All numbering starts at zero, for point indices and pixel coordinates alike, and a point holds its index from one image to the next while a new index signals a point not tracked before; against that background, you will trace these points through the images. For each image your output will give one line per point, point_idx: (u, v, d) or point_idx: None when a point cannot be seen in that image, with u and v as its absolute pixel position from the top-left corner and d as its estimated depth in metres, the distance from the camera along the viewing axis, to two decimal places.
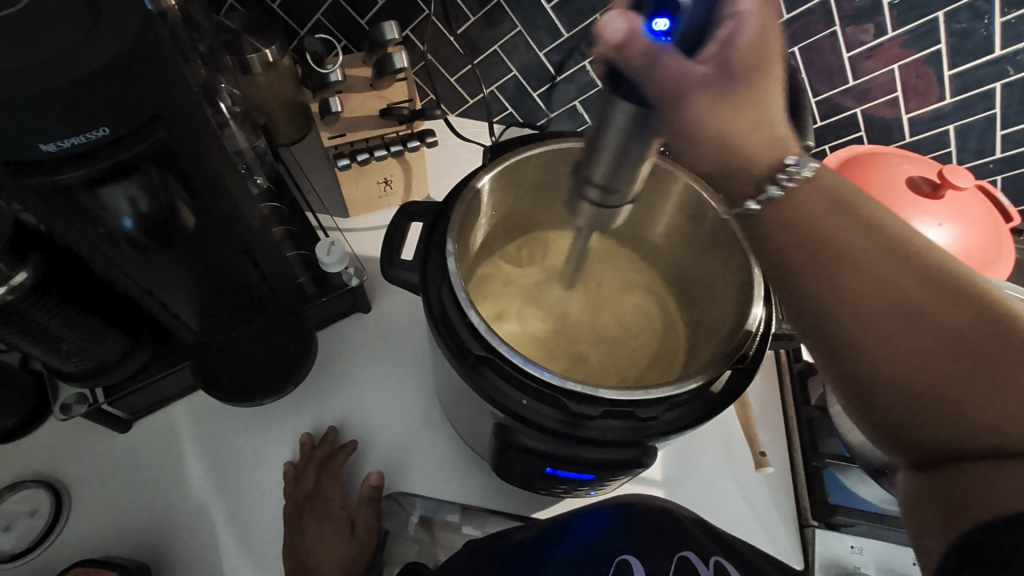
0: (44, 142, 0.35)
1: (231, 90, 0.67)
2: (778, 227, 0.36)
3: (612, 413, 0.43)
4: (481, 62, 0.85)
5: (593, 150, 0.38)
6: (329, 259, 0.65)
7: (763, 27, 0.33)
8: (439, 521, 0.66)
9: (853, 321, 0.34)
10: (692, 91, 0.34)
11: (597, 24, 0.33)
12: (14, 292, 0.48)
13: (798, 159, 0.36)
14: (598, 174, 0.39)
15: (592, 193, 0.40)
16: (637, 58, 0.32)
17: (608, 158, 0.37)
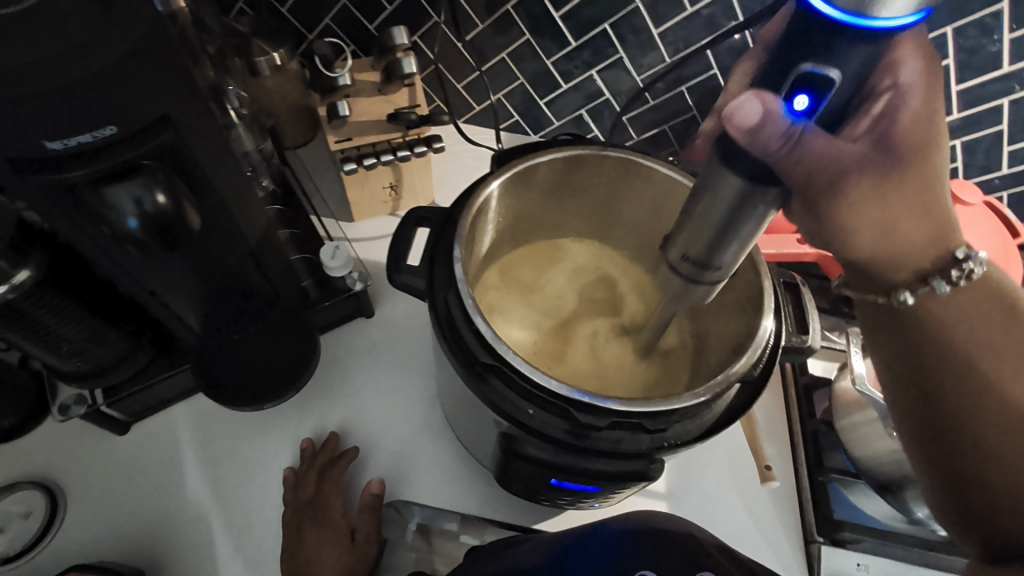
0: (50, 140, 0.36)
1: (239, 93, 0.68)
2: (923, 320, 0.40)
3: (621, 424, 0.42)
4: (489, 69, 0.86)
5: (698, 224, 0.40)
6: (334, 263, 0.65)
7: (924, 102, 0.36)
8: (438, 528, 0.65)
9: (974, 412, 0.39)
10: (858, 174, 0.37)
11: (729, 105, 0.34)
12: (15, 291, 0.47)
13: (970, 253, 0.39)
14: (693, 246, 0.42)
15: (685, 266, 0.44)
16: (774, 142, 0.33)
17: (708, 234, 0.40)
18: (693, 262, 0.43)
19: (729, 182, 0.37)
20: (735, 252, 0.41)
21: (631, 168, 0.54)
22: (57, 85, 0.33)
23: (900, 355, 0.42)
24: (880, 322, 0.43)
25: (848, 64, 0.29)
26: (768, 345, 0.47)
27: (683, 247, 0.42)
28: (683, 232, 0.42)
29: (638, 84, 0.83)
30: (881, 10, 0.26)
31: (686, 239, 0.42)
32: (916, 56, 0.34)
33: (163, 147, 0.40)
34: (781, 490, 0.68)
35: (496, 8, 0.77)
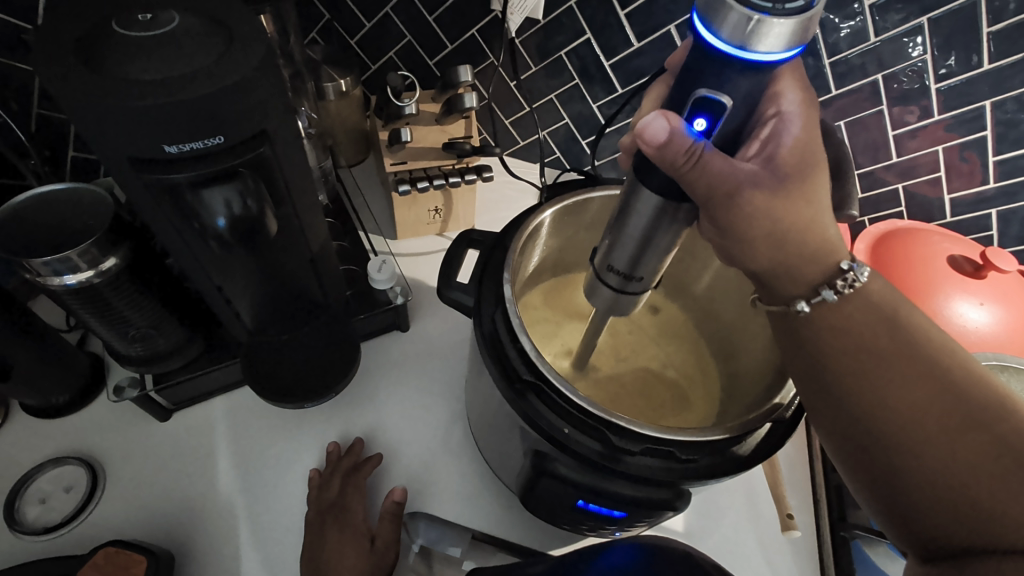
0: (169, 144, 0.40)
1: (309, 113, 0.74)
2: (826, 330, 0.41)
3: (655, 451, 0.44)
4: (537, 107, 0.91)
5: (619, 238, 0.43)
6: (379, 276, 0.69)
7: (808, 130, 0.40)
8: (441, 553, 0.64)
9: (880, 414, 0.39)
10: (744, 186, 0.38)
11: (638, 122, 0.36)
12: (101, 275, 0.52)
13: (853, 264, 0.41)
14: (617, 258, 0.45)
15: (614, 279, 0.46)
16: (680, 157, 0.36)
17: (625, 246, 0.43)
18: (618, 273, 0.46)
19: (650, 201, 0.40)
20: (653, 265, 0.44)
21: None
22: (183, 99, 0.38)
23: (805, 366, 0.42)
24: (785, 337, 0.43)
25: (737, 90, 0.33)
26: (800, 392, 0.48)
27: (610, 258, 0.45)
28: (609, 246, 0.45)
29: None
30: (758, 45, 0.29)
31: (613, 253, 0.45)
32: (795, 89, 0.40)
33: (257, 159, 0.45)
34: (803, 542, 0.68)
35: (550, 54, 0.83)
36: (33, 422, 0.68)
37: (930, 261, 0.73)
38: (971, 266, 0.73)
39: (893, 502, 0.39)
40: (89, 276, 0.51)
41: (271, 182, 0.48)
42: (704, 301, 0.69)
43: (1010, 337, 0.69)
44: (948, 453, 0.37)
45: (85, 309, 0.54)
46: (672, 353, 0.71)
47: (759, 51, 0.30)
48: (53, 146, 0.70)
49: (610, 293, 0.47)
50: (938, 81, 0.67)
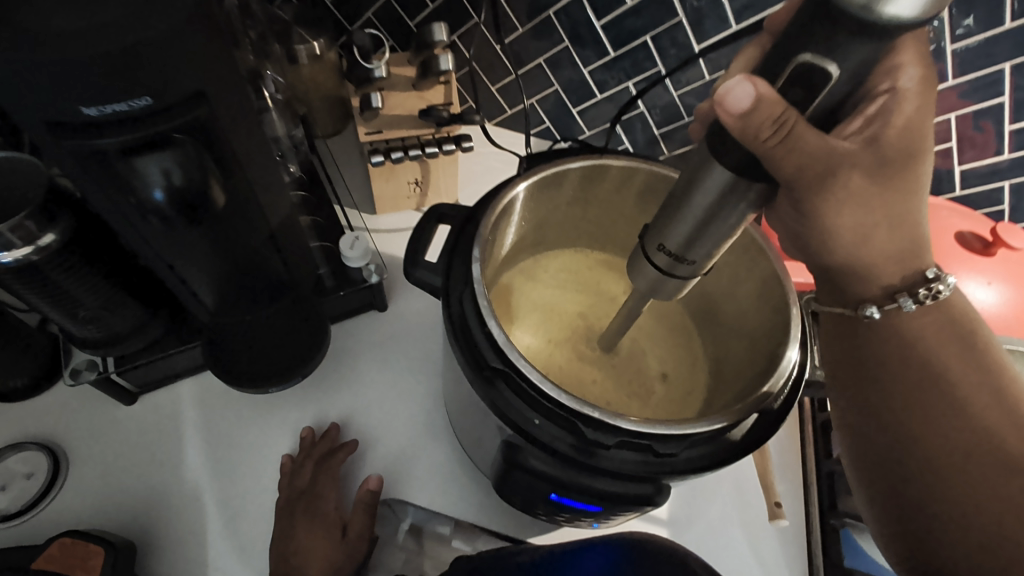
0: (86, 106, 0.35)
1: (275, 78, 0.68)
2: (885, 334, 0.41)
3: (629, 444, 0.41)
4: (524, 73, 0.85)
5: (684, 215, 0.37)
6: (352, 253, 0.65)
7: (921, 109, 0.36)
8: (431, 531, 0.63)
9: (918, 432, 0.39)
10: (839, 165, 0.35)
11: (719, 89, 0.32)
12: (40, 253, 0.47)
13: (938, 273, 0.40)
14: (674, 237, 0.38)
15: (662, 258, 0.40)
16: (766, 130, 0.31)
17: (689, 222, 0.37)
18: (672, 255, 0.39)
19: (718, 173, 0.35)
20: (702, 242, 0.38)
21: (660, 183, 0.53)
22: (95, 53, 0.32)
23: (849, 369, 0.43)
24: (837, 336, 0.44)
25: (849, 60, 0.27)
26: (790, 379, 0.45)
27: (663, 235, 0.39)
28: (663, 222, 0.39)
29: (675, 99, 0.83)
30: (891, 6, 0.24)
31: (668, 228, 0.38)
32: (916, 62, 0.36)
33: (197, 122, 0.40)
34: (790, 531, 0.66)
35: (537, 13, 0.77)
36: None
37: (938, 238, 0.68)
38: (979, 244, 0.69)
39: (905, 518, 0.40)
40: (26, 253, 0.47)
41: (216, 149, 0.44)
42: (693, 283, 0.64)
43: (1016, 318, 0.66)
44: (971, 476, 0.37)
45: (28, 289, 0.50)
46: (657, 333, 0.68)
47: (885, 15, 0.25)
48: None
49: (655, 274, 0.41)
50: (954, 42, 0.62)
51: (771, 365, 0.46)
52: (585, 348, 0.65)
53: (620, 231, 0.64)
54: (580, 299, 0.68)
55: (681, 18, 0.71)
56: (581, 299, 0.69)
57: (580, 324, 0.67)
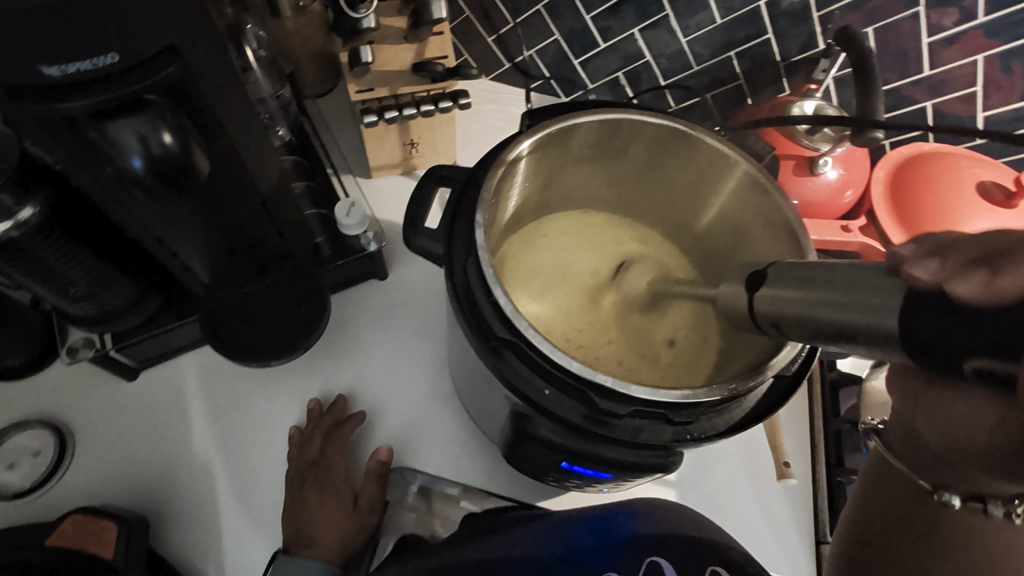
0: (47, 65, 0.31)
1: (257, 33, 0.61)
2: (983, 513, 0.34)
3: (643, 413, 0.40)
4: (523, 21, 0.80)
5: (812, 305, 0.32)
6: (348, 221, 0.63)
7: None
8: (440, 491, 0.64)
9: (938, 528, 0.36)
10: None
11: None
12: (21, 228, 0.45)
13: None
14: (793, 310, 0.33)
15: (763, 319, 0.36)
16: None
17: (813, 315, 0.32)
18: (775, 324, 0.35)
19: (884, 321, 0.27)
20: (797, 326, 0.33)
21: (669, 136, 0.50)
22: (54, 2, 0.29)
23: (884, 528, 0.38)
24: (883, 487, 0.39)
25: None
26: (802, 353, 0.43)
27: (784, 292, 0.34)
28: (791, 287, 0.34)
29: (683, 47, 0.79)
30: None
31: (785, 300, 0.34)
32: None
33: (170, 80, 0.36)
34: (798, 489, 0.67)
35: None
36: None
37: (957, 188, 0.70)
38: (1002, 194, 0.69)
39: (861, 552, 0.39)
40: (5, 229, 0.44)
41: (194, 110, 0.40)
42: (705, 241, 0.62)
43: None
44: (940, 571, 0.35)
45: (12, 267, 0.48)
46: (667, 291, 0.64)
47: None
48: None
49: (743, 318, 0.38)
50: None
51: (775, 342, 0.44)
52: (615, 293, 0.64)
53: (629, 186, 0.61)
54: (591, 262, 0.66)
55: None
56: (593, 262, 0.66)
57: (591, 291, 0.64)
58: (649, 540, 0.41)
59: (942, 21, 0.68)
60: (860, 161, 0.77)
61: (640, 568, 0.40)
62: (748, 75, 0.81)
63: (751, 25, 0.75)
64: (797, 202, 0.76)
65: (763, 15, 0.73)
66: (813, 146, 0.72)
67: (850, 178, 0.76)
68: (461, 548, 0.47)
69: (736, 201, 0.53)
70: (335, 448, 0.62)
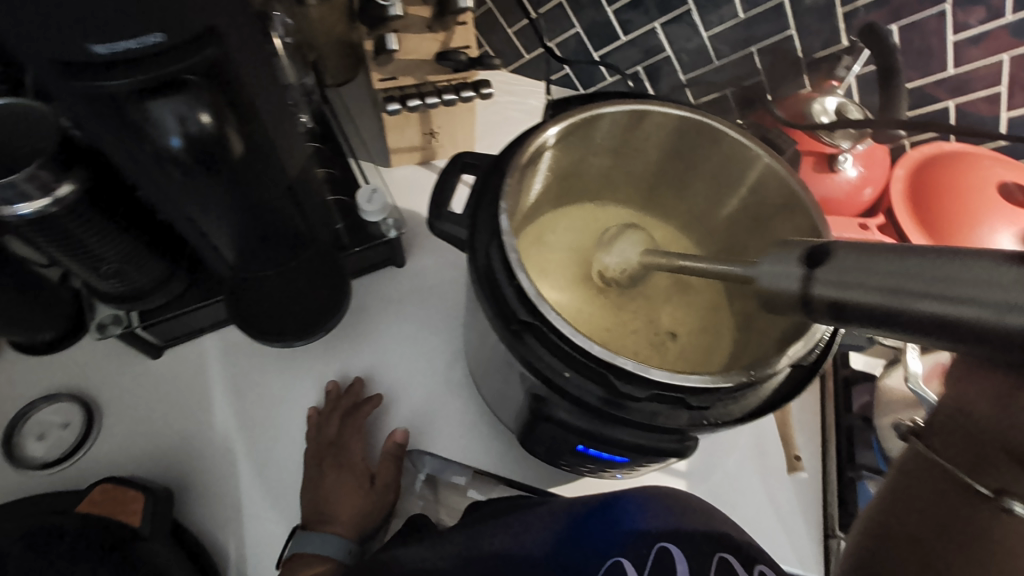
0: (96, 44, 0.32)
1: (285, 20, 0.63)
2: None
3: (661, 397, 0.40)
4: (545, 13, 0.82)
5: (894, 293, 0.28)
6: (369, 207, 0.64)
7: None
8: (446, 480, 0.64)
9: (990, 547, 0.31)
10: None
11: None
12: (59, 204, 0.46)
13: None
14: (866, 298, 0.29)
15: (819, 298, 0.32)
16: None
17: (891, 305, 0.28)
18: (833, 309, 0.31)
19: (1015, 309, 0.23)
20: (862, 313, 0.29)
21: (694, 128, 0.51)
22: None
23: (912, 529, 0.34)
24: (915, 484, 0.35)
25: None
26: (818, 346, 0.43)
27: (849, 275, 0.30)
28: (863, 270, 0.30)
29: (704, 42, 0.79)
30: None
31: (860, 280, 0.29)
32: None
33: (210, 63, 0.37)
34: (807, 482, 0.68)
35: None
36: (22, 360, 0.66)
37: (981, 187, 0.70)
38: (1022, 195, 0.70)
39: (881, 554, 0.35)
40: (44, 205, 0.45)
41: (232, 95, 0.41)
42: (722, 235, 0.62)
43: None
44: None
45: (49, 243, 0.50)
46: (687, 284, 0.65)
47: None
48: None
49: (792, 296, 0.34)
50: None
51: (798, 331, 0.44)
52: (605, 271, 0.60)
53: (648, 176, 0.61)
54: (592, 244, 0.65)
55: None
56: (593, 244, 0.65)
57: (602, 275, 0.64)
58: (659, 527, 0.42)
59: (968, 19, 0.68)
60: (879, 159, 0.77)
61: (650, 554, 0.40)
62: (769, 71, 0.81)
63: (772, 21, 0.75)
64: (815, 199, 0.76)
65: (785, 11, 0.73)
66: (834, 143, 0.73)
67: (870, 176, 0.76)
68: (476, 526, 0.48)
69: (757, 195, 0.54)
70: (351, 431, 0.63)
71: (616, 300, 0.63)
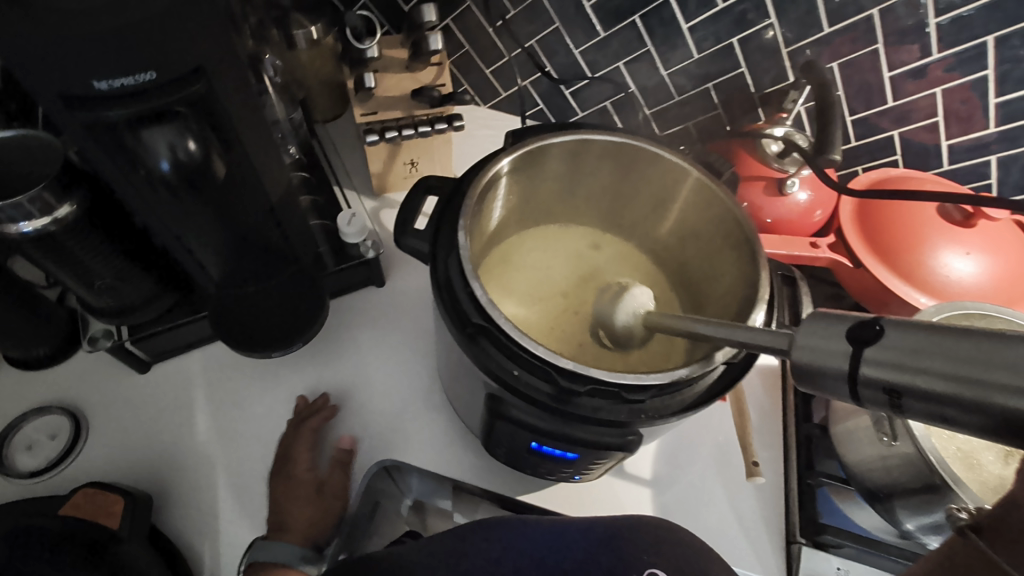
0: (98, 80, 0.38)
1: (275, 63, 0.69)
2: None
3: (600, 392, 0.44)
4: (518, 55, 0.89)
5: (969, 383, 0.24)
6: (349, 229, 0.69)
7: None
8: (432, 506, 0.71)
9: None
10: None
11: None
12: (58, 223, 0.51)
13: None
14: (932, 384, 0.25)
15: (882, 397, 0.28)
16: None
17: (960, 395, 0.24)
18: (893, 400, 0.27)
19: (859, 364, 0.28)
20: (931, 407, 0.25)
21: (634, 154, 0.56)
22: (112, 27, 0.36)
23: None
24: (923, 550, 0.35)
25: None
26: (745, 347, 0.47)
27: (909, 359, 0.26)
28: (930, 353, 0.25)
29: (664, 79, 0.87)
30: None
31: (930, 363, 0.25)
32: None
33: (196, 97, 0.43)
34: (767, 489, 0.70)
35: None
36: (15, 375, 0.69)
37: (917, 209, 0.75)
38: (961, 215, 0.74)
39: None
40: (44, 223, 0.50)
41: (217, 122, 0.47)
42: (673, 249, 0.67)
43: (994, 286, 0.72)
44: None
45: (47, 259, 0.54)
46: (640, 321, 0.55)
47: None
48: (18, 99, 0.67)
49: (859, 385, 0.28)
50: (937, 15, 0.70)
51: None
52: (608, 334, 0.58)
53: (600, 199, 0.66)
54: (560, 259, 0.71)
55: None
56: (562, 258, 0.71)
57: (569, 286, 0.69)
58: (650, 554, 0.44)
59: (901, 57, 0.75)
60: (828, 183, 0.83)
61: None
62: (725, 105, 0.88)
63: (722, 61, 0.82)
64: (770, 220, 0.81)
65: (735, 50, 0.80)
66: (782, 169, 0.79)
67: (818, 199, 0.81)
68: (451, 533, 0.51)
69: (696, 208, 0.59)
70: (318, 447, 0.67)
71: (579, 313, 0.67)
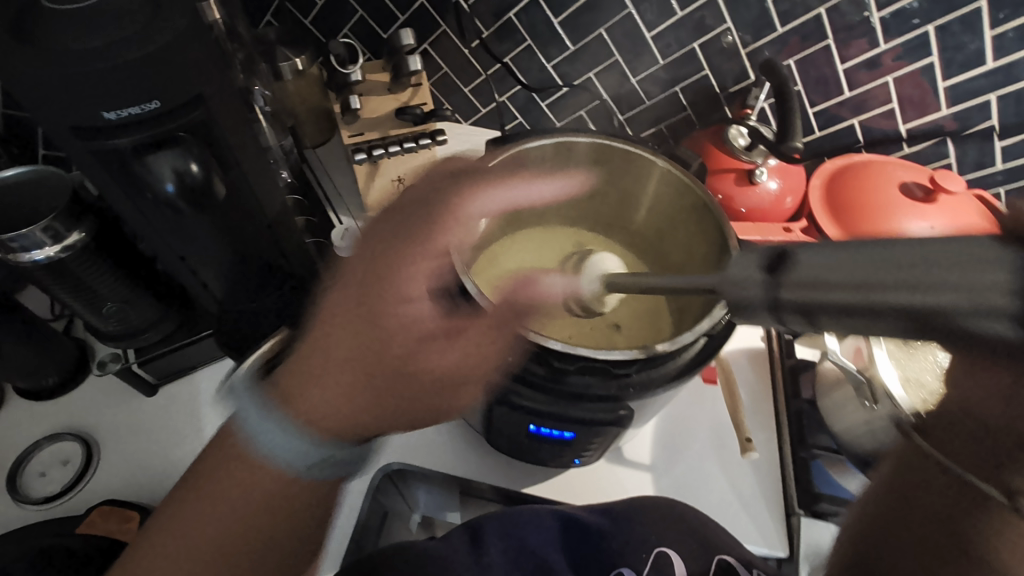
0: (107, 110, 0.42)
1: (263, 92, 0.73)
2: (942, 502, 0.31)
3: (588, 367, 0.48)
4: (494, 73, 0.95)
5: (860, 288, 0.25)
6: (343, 244, 0.73)
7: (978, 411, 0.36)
8: (441, 520, 0.72)
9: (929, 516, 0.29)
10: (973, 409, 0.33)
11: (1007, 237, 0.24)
12: (68, 250, 0.54)
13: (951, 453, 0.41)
14: (835, 295, 0.26)
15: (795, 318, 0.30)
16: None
17: (855, 301, 0.26)
18: (807, 317, 0.29)
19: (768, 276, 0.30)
20: (834, 320, 0.27)
21: (606, 151, 0.60)
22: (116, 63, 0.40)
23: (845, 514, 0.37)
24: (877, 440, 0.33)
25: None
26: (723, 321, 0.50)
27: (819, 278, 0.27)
28: (831, 271, 0.27)
29: (635, 85, 0.92)
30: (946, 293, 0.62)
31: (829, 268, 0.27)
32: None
33: (194, 124, 0.47)
34: (762, 464, 0.72)
35: (500, 16, 0.87)
36: (25, 406, 0.71)
37: (882, 189, 0.79)
38: (922, 193, 0.79)
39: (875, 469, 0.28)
40: (55, 251, 0.53)
41: (215, 148, 0.51)
42: (653, 240, 0.71)
43: None
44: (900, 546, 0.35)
45: (58, 286, 0.57)
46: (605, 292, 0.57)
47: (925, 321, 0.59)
48: (22, 142, 0.71)
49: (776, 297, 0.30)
50: (880, 10, 0.75)
51: (707, 309, 0.51)
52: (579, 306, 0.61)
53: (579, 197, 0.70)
54: (546, 257, 0.74)
55: (630, 10, 0.83)
56: (548, 257, 0.74)
57: None
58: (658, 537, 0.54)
59: (850, 51, 0.80)
60: (795, 173, 0.87)
61: (651, 558, 0.52)
62: (693, 105, 0.93)
63: (686, 66, 0.88)
64: (744, 210, 0.85)
65: (698, 55, 0.86)
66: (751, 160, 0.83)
67: (788, 187, 0.86)
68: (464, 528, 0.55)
69: (668, 196, 0.62)
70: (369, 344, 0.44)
71: None
